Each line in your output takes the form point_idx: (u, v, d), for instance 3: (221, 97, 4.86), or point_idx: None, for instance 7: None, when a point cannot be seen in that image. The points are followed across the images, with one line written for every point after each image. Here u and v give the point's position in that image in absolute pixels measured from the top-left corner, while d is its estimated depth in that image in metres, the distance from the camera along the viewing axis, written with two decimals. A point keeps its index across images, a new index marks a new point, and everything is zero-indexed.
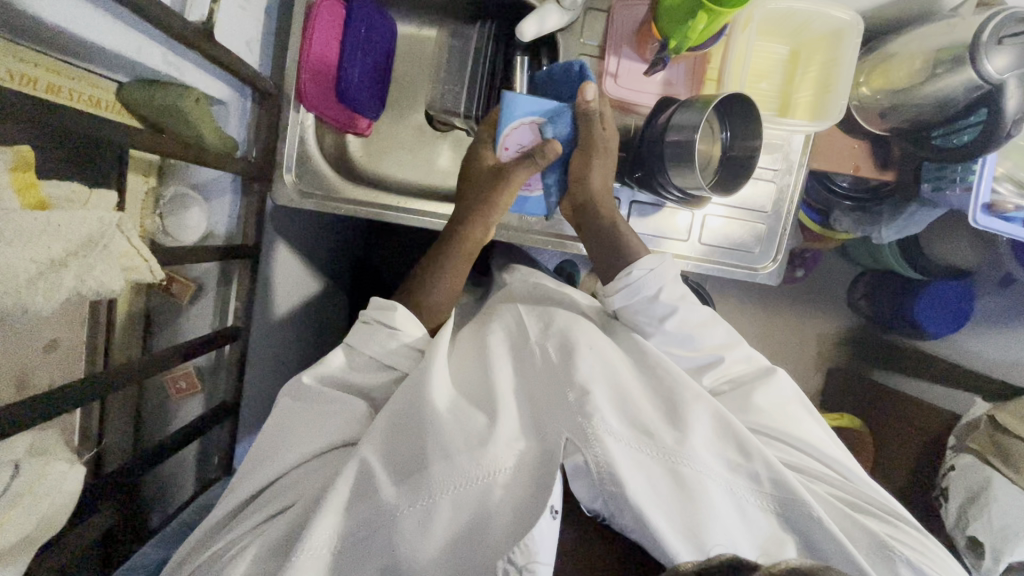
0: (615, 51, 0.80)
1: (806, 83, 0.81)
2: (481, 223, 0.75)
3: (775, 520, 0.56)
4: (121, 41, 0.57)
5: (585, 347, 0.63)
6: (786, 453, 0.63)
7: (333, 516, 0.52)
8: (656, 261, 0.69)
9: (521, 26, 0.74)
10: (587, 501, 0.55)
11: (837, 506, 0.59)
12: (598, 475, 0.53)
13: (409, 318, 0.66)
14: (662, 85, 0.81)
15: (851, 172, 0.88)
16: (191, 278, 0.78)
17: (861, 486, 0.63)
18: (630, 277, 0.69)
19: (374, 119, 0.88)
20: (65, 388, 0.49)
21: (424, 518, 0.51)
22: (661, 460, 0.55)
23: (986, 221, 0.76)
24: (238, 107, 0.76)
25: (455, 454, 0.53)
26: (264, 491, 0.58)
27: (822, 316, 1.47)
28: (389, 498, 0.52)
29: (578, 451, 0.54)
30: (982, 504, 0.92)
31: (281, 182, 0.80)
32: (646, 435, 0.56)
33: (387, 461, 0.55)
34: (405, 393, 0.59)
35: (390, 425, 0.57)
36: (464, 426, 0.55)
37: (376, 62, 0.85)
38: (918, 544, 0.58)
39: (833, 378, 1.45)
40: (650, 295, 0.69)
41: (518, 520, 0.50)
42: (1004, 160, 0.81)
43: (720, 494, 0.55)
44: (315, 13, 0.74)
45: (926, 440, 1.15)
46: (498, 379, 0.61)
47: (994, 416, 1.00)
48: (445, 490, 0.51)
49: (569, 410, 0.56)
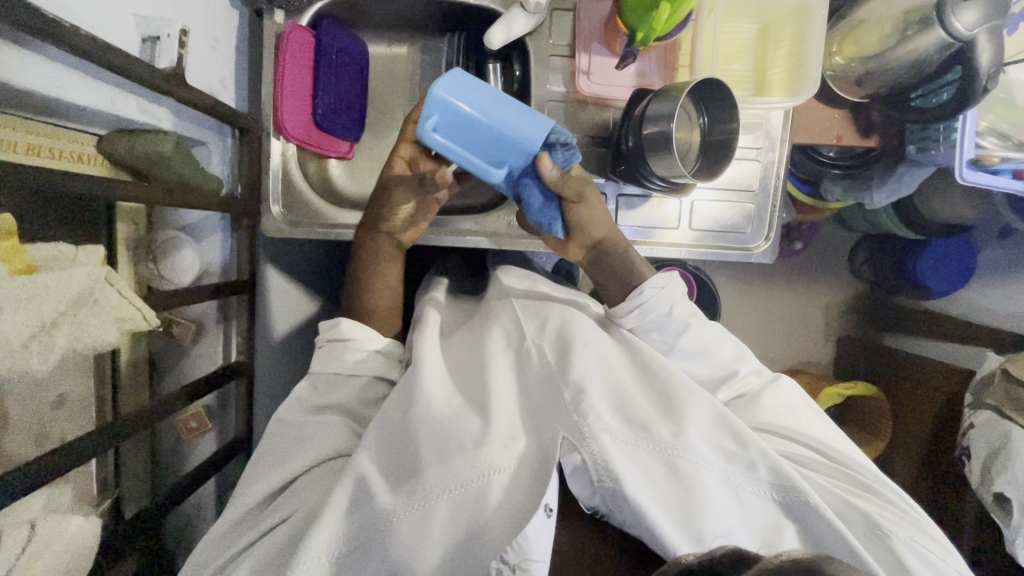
0: (585, 48, 0.81)
1: (778, 59, 0.80)
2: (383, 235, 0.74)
3: (775, 509, 0.57)
4: (96, 94, 0.58)
5: (580, 344, 0.63)
6: (788, 446, 0.65)
7: (330, 527, 0.53)
8: (666, 280, 0.69)
9: (488, 34, 0.76)
10: (585, 498, 0.57)
11: (837, 493, 0.60)
12: (596, 473, 0.54)
13: (357, 326, 0.68)
14: (635, 77, 0.81)
15: (834, 142, 0.87)
16: (191, 318, 0.77)
17: (858, 471, 0.64)
18: (641, 296, 0.69)
19: (355, 141, 0.89)
20: (78, 441, 0.51)
21: (421, 521, 0.52)
22: (656, 454, 0.56)
23: (974, 176, 0.74)
24: (218, 144, 0.77)
25: (449, 457, 0.54)
26: (274, 503, 0.59)
27: (828, 286, 1.53)
28: (386, 504, 0.53)
29: (575, 449, 0.55)
30: (1004, 459, 1.00)
31: (267, 214, 0.79)
32: (642, 430, 0.57)
33: (382, 468, 0.56)
34: (400, 404, 0.59)
35: (383, 436, 0.58)
36: (457, 429, 0.56)
37: (351, 88, 0.86)
38: (916, 524, 0.59)
39: (844, 346, 1.52)
40: (662, 313, 0.69)
41: (512, 522, 0.51)
42: (986, 113, 0.80)
43: (715, 483, 0.56)
44: (284, 46, 0.75)
45: (944, 401, 1.21)
46: (493, 380, 0.61)
47: (1009, 368, 1.05)
48: (440, 494, 0.53)
49: (566, 407, 0.56)
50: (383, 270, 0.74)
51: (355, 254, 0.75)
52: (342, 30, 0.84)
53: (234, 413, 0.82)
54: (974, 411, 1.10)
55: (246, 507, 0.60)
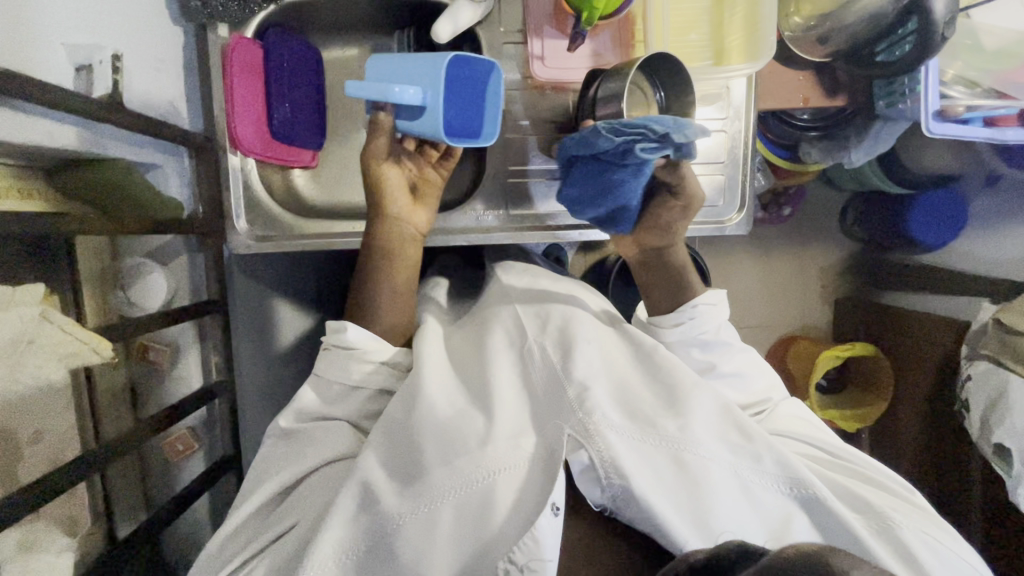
0: (537, 32, 0.79)
1: (734, 25, 0.78)
2: (385, 221, 0.72)
3: (785, 501, 0.58)
4: (32, 129, 0.57)
5: (583, 340, 0.64)
6: (795, 446, 0.67)
7: (337, 532, 0.55)
8: (720, 298, 0.69)
9: (435, 29, 0.75)
10: (595, 498, 0.57)
11: (845, 487, 0.62)
12: (603, 471, 0.55)
13: (362, 333, 0.66)
14: (591, 57, 0.79)
15: (801, 105, 0.85)
16: (166, 341, 0.78)
17: (862, 468, 0.66)
18: (694, 310, 0.68)
19: (318, 149, 0.88)
20: (48, 475, 0.51)
21: (427, 521, 0.53)
22: (663, 448, 0.57)
23: (941, 128, 0.74)
24: (175, 167, 0.76)
25: (454, 458, 0.55)
26: (275, 514, 0.62)
27: (821, 249, 1.51)
28: (392, 507, 0.55)
29: (581, 446, 0.55)
30: (1004, 409, 1.00)
31: (232, 230, 0.78)
32: (648, 425, 0.58)
33: (388, 472, 0.58)
34: (402, 404, 0.61)
35: (388, 439, 0.60)
36: (462, 429, 0.57)
37: (308, 95, 0.85)
38: (924, 519, 0.61)
39: (842, 308, 1.51)
40: (710, 329, 0.69)
41: (522, 523, 0.52)
42: (954, 61, 0.78)
43: (723, 476, 0.57)
44: (230, 61, 0.74)
45: (945, 353, 1.21)
46: (495, 378, 0.62)
47: (999, 317, 1.06)
48: (446, 495, 0.54)
49: (570, 406, 0.57)
50: (391, 265, 0.71)
51: (367, 253, 0.72)
52: (291, 37, 0.82)
53: (220, 431, 0.82)
54: (972, 362, 1.09)
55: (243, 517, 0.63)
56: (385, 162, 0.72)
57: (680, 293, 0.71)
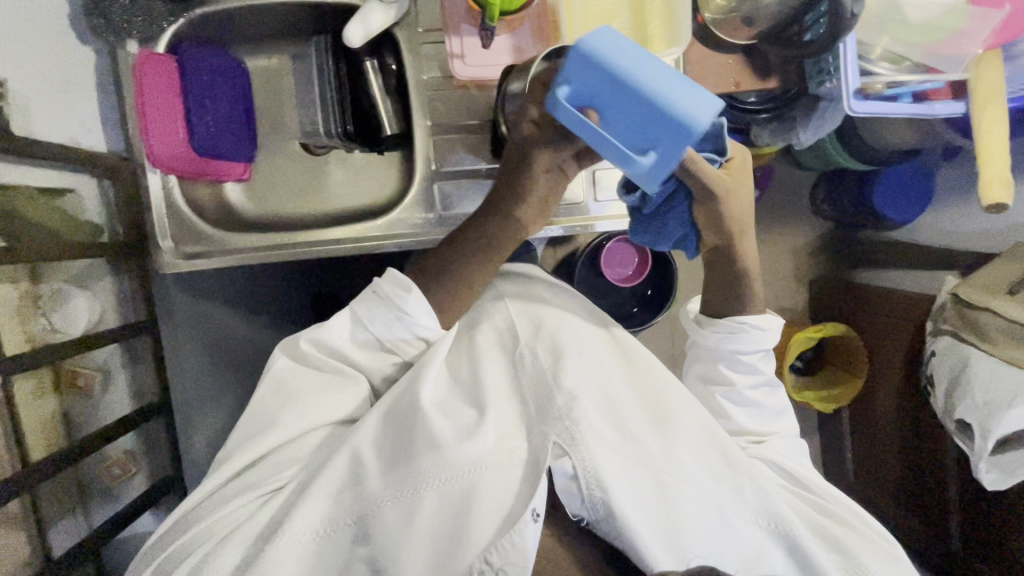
0: (455, 30, 0.76)
1: (654, 11, 0.75)
2: (502, 213, 0.63)
3: (756, 531, 0.68)
4: None
5: (575, 353, 0.71)
6: (779, 477, 0.75)
7: (317, 507, 0.62)
8: (771, 324, 0.71)
9: (346, 33, 0.73)
10: (574, 506, 0.64)
11: (814, 524, 0.71)
12: (584, 481, 0.62)
13: (421, 305, 0.66)
14: (513, 51, 0.77)
15: (733, 90, 0.81)
16: (95, 366, 0.78)
17: (840, 508, 0.74)
18: (743, 326, 0.71)
19: (249, 161, 0.87)
20: None
21: (411, 505, 0.61)
22: (643, 467, 0.66)
23: (864, 106, 0.72)
24: (91, 190, 0.76)
25: (443, 446, 0.62)
26: (244, 485, 0.66)
27: (795, 229, 1.49)
28: (375, 489, 0.62)
29: (565, 454, 0.62)
30: (964, 384, 0.98)
31: (157, 249, 0.78)
32: (631, 441, 0.67)
33: (376, 452, 0.65)
34: (403, 392, 0.67)
35: (385, 431, 0.66)
36: (456, 420, 0.65)
37: (232, 107, 0.83)
38: (881, 558, 0.70)
39: (816, 288, 1.49)
40: (745, 347, 0.72)
41: (503, 524, 0.59)
42: (879, 36, 0.75)
43: (699, 502, 0.66)
44: (142, 78, 0.73)
45: (913, 329, 1.20)
46: (486, 379, 0.69)
47: (958, 292, 1.04)
48: (431, 483, 0.61)
49: (557, 414, 0.65)
50: (491, 255, 0.65)
51: (469, 229, 0.66)
52: (207, 49, 0.81)
53: (160, 450, 0.83)
54: (935, 338, 1.08)
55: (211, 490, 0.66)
56: (549, 152, 0.60)
57: (732, 303, 0.71)
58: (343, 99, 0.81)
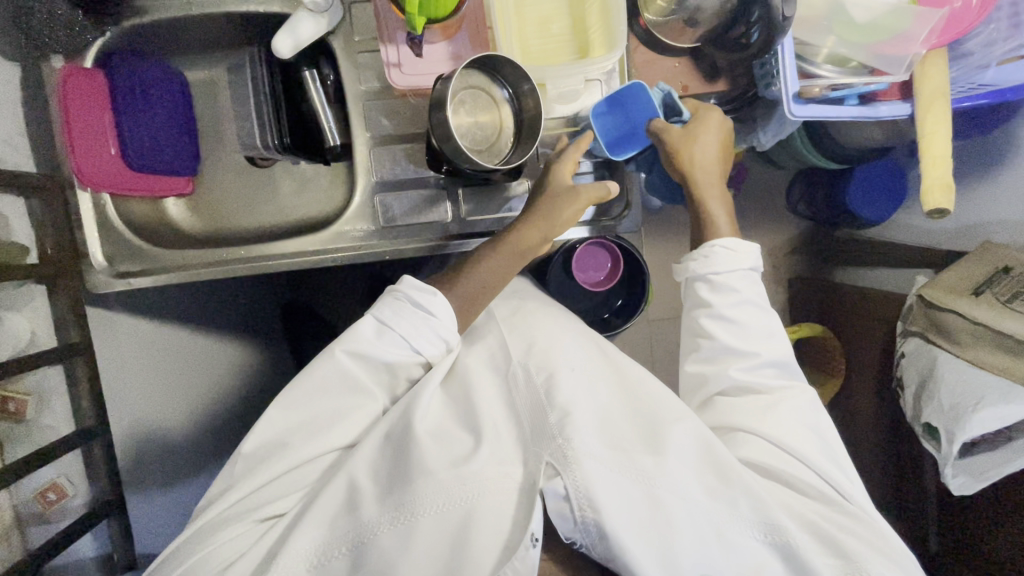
0: (391, 38, 0.74)
1: (592, 16, 0.73)
2: (530, 225, 0.72)
3: (760, 547, 0.64)
4: None
5: (567, 369, 0.73)
6: (794, 489, 0.69)
7: (312, 534, 0.61)
8: (740, 245, 0.72)
9: (274, 44, 0.72)
10: (567, 529, 0.61)
11: (832, 541, 0.64)
12: (576, 501, 0.59)
13: (446, 307, 0.70)
14: (451, 59, 0.76)
15: (682, 93, 0.82)
16: (27, 391, 0.75)
17: (868, 520, 0.67)
18: (711, 249, 0.73)
19: (192, 173, 0.86)
20: None
21: (402, 531, 0.59)
22: (641, 484, 0.62)
23: (801, 111, 0.72)
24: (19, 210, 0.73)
25: (436, 471, 0.61)
26: (238, 512, 0.64)
27: (773, 229, 1.47)
28: (372, 515, 0.61)
29: (558, 474, 0.60)
30: (932, 387, 0.95)
31: (90, 268, 0.78)
32: (626, 458, 0.63)
33: (373, 476, 0.64)
34: (400, 417, 0.67)
35: (382, 452, 0.65)
36: (451, 448, 0.64)
37: (170, 120, 0.82)
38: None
39: (796, 287, 1.47)
40: (721, 274, 0.73)
41: (501, 550, 0.57)
42: (826, 37, 0.73)
43: (696, 517, 0.62)
44: (65, 96, 0.72)
45: (886, 330, 1.17)
46: (481, 404, 0.69)
47: (923, 293, 1.01)
48: (426, 509, 0.59)
49: (551, 432, 0.63)
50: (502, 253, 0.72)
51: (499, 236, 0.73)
52: (137, 62, 0.79)
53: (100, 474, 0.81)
54: (905, 339, 1.06)
55: (202, 521, 0.64)
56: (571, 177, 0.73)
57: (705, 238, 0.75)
58: (280, 110, 0.80)
